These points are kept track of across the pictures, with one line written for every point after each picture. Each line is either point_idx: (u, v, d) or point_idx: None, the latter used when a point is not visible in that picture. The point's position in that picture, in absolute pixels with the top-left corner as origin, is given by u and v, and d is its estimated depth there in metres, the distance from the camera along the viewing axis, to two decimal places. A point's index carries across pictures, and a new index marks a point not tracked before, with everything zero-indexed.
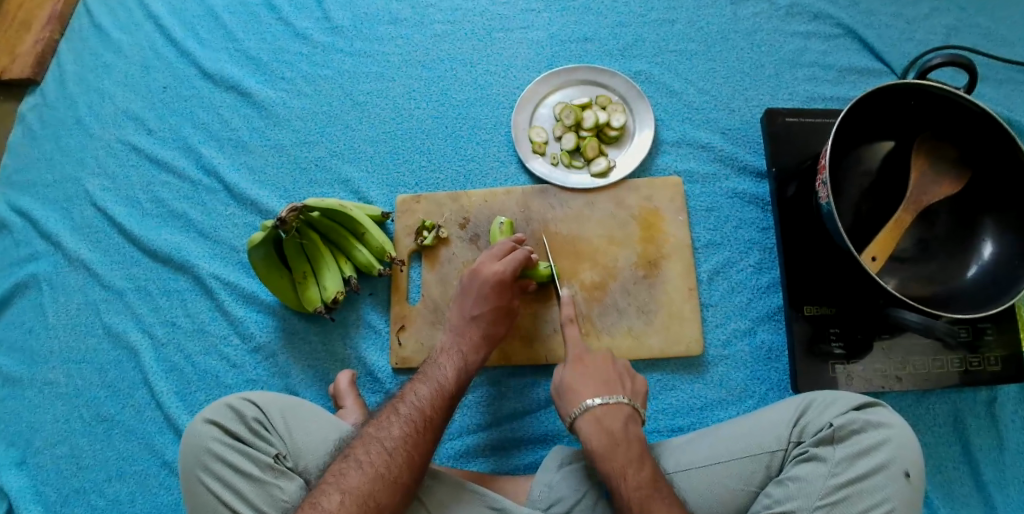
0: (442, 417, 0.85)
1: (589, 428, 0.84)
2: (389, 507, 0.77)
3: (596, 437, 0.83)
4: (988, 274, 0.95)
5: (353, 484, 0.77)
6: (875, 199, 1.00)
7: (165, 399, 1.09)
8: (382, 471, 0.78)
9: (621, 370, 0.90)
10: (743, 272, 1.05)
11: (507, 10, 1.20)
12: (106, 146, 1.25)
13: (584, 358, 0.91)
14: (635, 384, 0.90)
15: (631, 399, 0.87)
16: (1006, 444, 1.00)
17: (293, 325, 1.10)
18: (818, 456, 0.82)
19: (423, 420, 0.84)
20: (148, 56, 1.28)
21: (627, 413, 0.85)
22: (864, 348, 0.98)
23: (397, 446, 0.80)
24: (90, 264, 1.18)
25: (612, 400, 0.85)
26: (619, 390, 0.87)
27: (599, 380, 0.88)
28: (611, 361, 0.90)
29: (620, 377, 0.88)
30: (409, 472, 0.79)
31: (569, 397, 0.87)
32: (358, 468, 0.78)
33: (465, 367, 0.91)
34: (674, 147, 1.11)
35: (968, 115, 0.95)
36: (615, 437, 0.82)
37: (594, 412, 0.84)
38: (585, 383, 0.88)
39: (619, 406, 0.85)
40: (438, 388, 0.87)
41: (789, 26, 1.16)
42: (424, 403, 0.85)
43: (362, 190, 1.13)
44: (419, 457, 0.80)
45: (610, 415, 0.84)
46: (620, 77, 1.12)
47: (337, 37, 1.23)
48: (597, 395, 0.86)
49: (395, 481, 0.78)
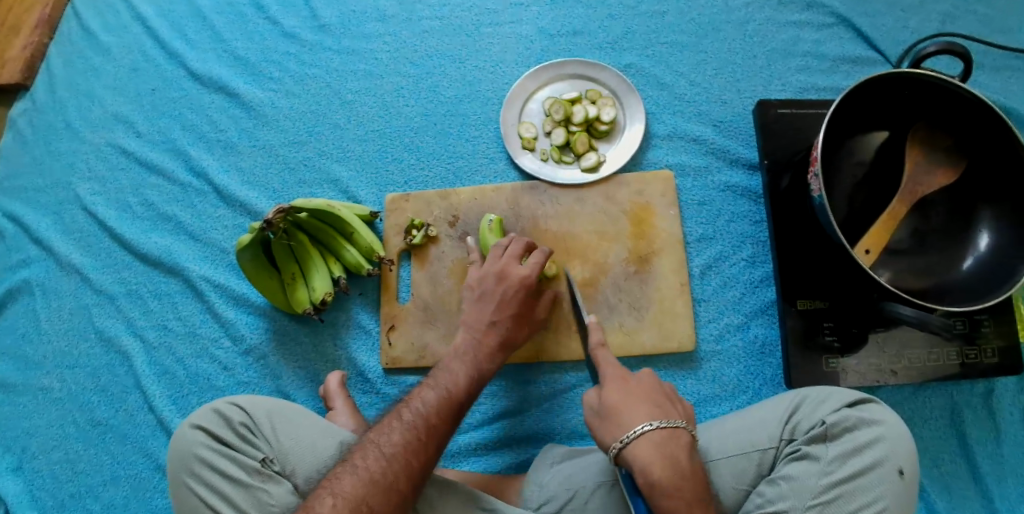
0: (446, 425, 0.83)
1: (651, 456, 0.73)
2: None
3: (659, 466, 0.73)
4: (985, 266, 0.94)
5: (347, 489, 0.75)
6: (869, 190, 0.99)
7: (158, 403, 1.09)
8: (377, 477, 0.76)
9: (668, 393, 0.82)
10: (736, 266, 1.04)
11: (495, 5, 1.19)
12: (95, 151, 1.24)
13: (627, 377, 0.82)
14: (683, 407, 0.81)
15: (686, 423, 0.78)
16: (1004, 436, 0.99)
17: (283, 326, 1.10)
18: (811, 454, 0.81)
19: (426, 426, 0.82)
20: (136, 58, 1.27)
21: (687, 442, 0.76)
22: (858, 341, 0.97)
23: (395, 451, 0.78)
24: (82, 269, 1.18)
25: (672, 426, 0.76)
26: (674, 414, 0.78)
27: (648, 400, 0.79)
28: (657, 382, 0.82)
29: (673, 401, 0.80)
30: (406, 480, 0.77)
31: (615, 421, 0.77)
32: (354, 473, 0.76)
33: (477, 374, 0.90)
34: (665, 140, 1.09)
35: (964, 104, 0.93)
36: (682, 472, 0.73)
37: (654, 440, 0.74)
38: (634, 406, 0.78)
39: (680, 434, 0.76)
40: (444, 396, 0.85)
41: (781, 16, 1.14)
42: (429, 410, 0.83)
43: (350, 189, 1.12)
44: (417, 464, 0.79)
45: (670, 443, 0.75)
46: (610, 70, 1.10)
47: (324, 35, 1.22)
48: (653, 420, 0.76)
49: (390, 488, 0.76)
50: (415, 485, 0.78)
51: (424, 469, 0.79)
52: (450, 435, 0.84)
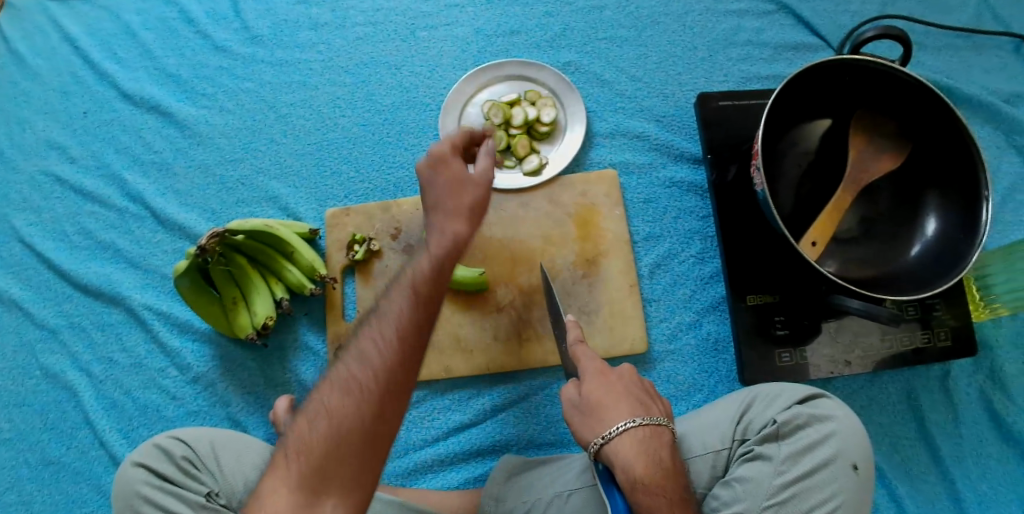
0: (412, 309, 0.67)
1: (632, 450, 0.72)
2: (349, 417, 0.62)
3: (641, 463, 0.71)
4: (932, 250, 0.93)
5: (313, 401, 0.64)
6: (814, 180, 0.97)
7: (108, 438, 1.06)
8: (340, 378, 0.64)
9: (649, 389, 0.81)
10: (685, 263, 1.02)
11: (430, 7, 1.16)
12: (29, 179, 1.19)
13: (608, 371, 0.80)
14: (662, 404, 0.80)
15: (667, 420, 0.77)
16: (962, 417, 0.98)
17: (230, 351, 1.07)
18: (763, 454, 0.78)
19: (388, 312, 0.67)
20: (66, 81, 1.23)
21: (667, 440, 0.75)
22: (810, 332, 0.95)
23: (358, 346, 0.66)
24: (22, 303, 1.13)
25: (655, 425, 0.75)
26: (654, 411, 0.77)
27: (629, 397, 0.77)
28: (635, 379, 0.81)
29: (654, 397, 0.79)
30: (370, 369, 0.64)
31: (595, 418, 0.76)
32: (324, 384, 0.66)
33: (437, 258, 0.71)
34: (608, 138, 1.07)
35: (904, 88, 0.91)
36: (664, 467, 0.72)
37: (637, 437, 0.73)
38: (617, 402, 0.77)
39: (663, 431, 0.75)
40: (411, 279, 0.69)
41: (719, 5, 1.12)
42: (390, 296, 0.69)
43: (290, 206, 1.09)
44: (380, 351, 0.65)
45: (652, 440, 0.74)
46: (548, 70, 1.08)
47: (257, 47, 1.19)
48: (635, 418, 0.75)
49: (354, 385, 0.64)
50: (386, 387, 0.64)
51: (397, 361, 0.65)
52: (428, 316, 0.67)
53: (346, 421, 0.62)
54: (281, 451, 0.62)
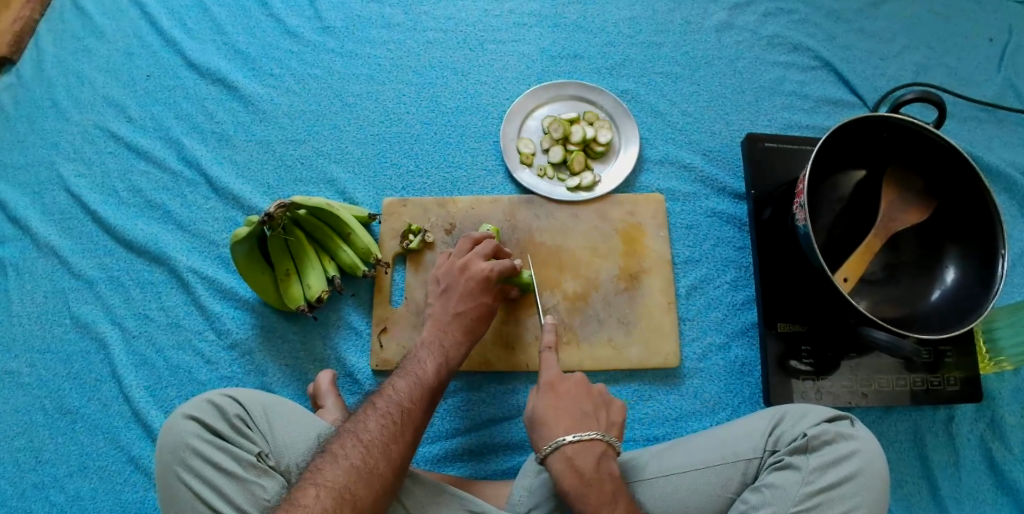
0: (422, 416, 0.83)
1: (560, 465, 0.81)
2: (365, 500, 0.73)
3: (566, 478, 0.80)
4: (949, 299, 1.00)
5: (329, 478, 0.73)
6: (847, 223, 1.05)
7: (134, 394, 1.04)
8: (357, 463, 0.75)
9: (596, 400, 0.86)
10: (720, 288, 1.08)
11: (500, 23, 1.23)
12: (82, 132, 1.20)
13: (557, 384, 0.87)
14: (608, 416, 0.86)
15: (603, 434, 0.84)
16: (962, 460, 1.04)
17: (271, 322, 1.08)
18: (792, 464, 0.83)
19: (401, 411, 0.81)
20: (132, 44, 1.25)
21: (601, 451, 0.82)
22: (832, 365, 1.02)
23: (374, 437, 0.78)
24: (60, 251, 1.12)
25: (587, 438, 0.82)
26: (593, 425, 0.84)
27: (572, 413, 0.84)
28: (586, 392, 0.87)
29: (595, 410, 0.84)
30: (385, 463, 0.76)
31: (540, 431, 0.84)
32: (333, 461, 0.75)
33: (445, 363, 0.90)
34: (657, 165, 1.14)
35: (934, 149, 1.01)
36: (589, 476, 0.80)
37: (568, 451, 0.81)
38: (558, 418, 0.84)
39: (595, 444, 0.82)
40: (421, 386, 0.85)
41: (769, 55, 1.22)
42: (402, 396, 0.83)
43: (348, 191, 1.13)
44: (394, 447, 0.78)
45: (581, 454, 0.81)
46: (608, 95, 1.15)
47: (327, 37, 1.24)
48: (571, 432, 0.82)
49: (372, 472, 0.75)
50: (394, 474, 0.77)
51: (404, 455, 0.79)
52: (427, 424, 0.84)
53: (359, 503, 0.73)
54: None
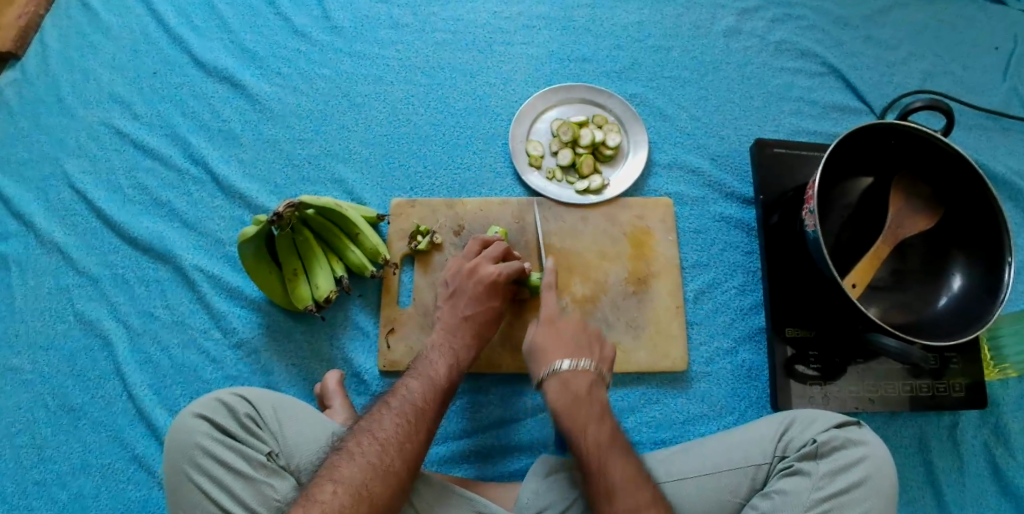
0: (435, 414, 0.86)
1: (554, 387, 0.89)
2: (381, 497, 0.76)
3: (560, 398, 0.87)
4: (956, 306, 1.01)
5: (346, 475, 0.76)
6: (854, 229, 1.05)
7: (138, 392, 1.03)
8: (373, 461, 0.78)
9: (591, 335, 0.95)
10: (727, 293, 1.08)
11: (509, 25, 1.23)
12: (88, 128, 1.19)
13: (556, 320, 0.95)
14: (601, 350, 0.94)
15: (596, 364, 0.91)
16: (966, 467, 1.05)
17: (278, 321, 1.07)
18: (802, 470, 0.84)
19: (415, 410, 0.84)
20: (139, 40, 1.24)
21: (593, 379, 0.90)
22: (839, 370, 1.02)
23: (389, 435, 0.80)
24: (64, 248, 1.11)
25: (579, 366, 0.90)
26: (586, 355, 0.91)
27: (570, 344, 0.93)
28: (580, 327, 0.95)
29: (589, 342, 0.93)
30: (400, 461, 0.79)
31: (540, 357, 0.92)
32: (349, 458, 0.78)
33: (458, 363, 0.92)
34: (666, 169, 1.14)
35: (939, 155, 1.02)
36: (580, 397, 0.87)
37: (562, 375, 0.89)
38: (556, 345, 0.92)
39: (586, 372, 0.90)
40: (434, 385, 0.88)
41: (777, 61, 1.22)
42: (416, 396, 0.86)
43: (355, 191, 1.13)
44: (408, 446, 0.81)
45: (576, 378, 0.89)
46: (616, 99, 1.16)
47: (336, 37, 1.23)
48: (566, 360, 0.90)
49: (387, 470, 0.78)
50: (408, 472, 0.79)
51: (418, 453, 0.81)
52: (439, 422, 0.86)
53: (376, 499, 0.75)
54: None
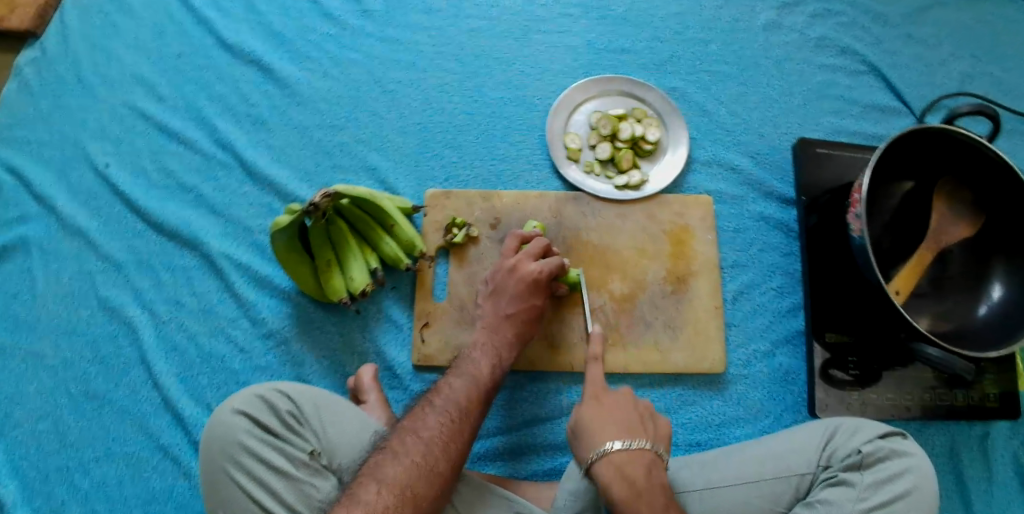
0: (479, 412, 0.84)
1: (607, 474, 0.77)
2: (426, 498, 0.74)
3: (615, 485, 0.76)
4: (997, 315, 0.98)
5: (391, 475, 0.74)
6: (894, 234, 1.04)
7: (165, 381, 1.00)
8: (418, 461, 0.76)
9: (643, 412, 0.83)
10: (765, 294, 1.07)
11: (546, 13, 1.21)
12: (111, 109, 1.15)
13: (605, 398, 0.84)
14: (656, 425, 0.82)
15: (653, 443, 0.80)
16: (996, 475, 1.02)
17: (308, 312, 1.04)
18: (847, 480, 0.83)
19: (459, 409, 0.83)
20: (163, 20, 1.21)
21: (650, 460, 0.78)
22: (875, 376, 1.01)
23: (434, 434, 0.79)
24: (87, 232, 1.08)
25: (635, 447, 0.78)
26: (642, 435, 0.79)
27: (620, 423, 0.80)
28: (632, 405, 0.83)
29: (643, 419, 0.81)
30: (445, 462, 0.77)
31: (587, 438, 0.80)
32: (392, 456, 0.76)
33: (499, 363, 0.91)
34: (705, 166, 1.13)
35: (987, 163, 0.98)
36: (639, 487, 0.75)
37: (617, 460, 0.77)
38: (605, 423, 0.80)
39: (642, 453, 0.78)
40: (478, 384, 0.87)
41: (818, 59, 1.20)
42: (460, 395, 0.84)
43: (389, 180, 1.10)
44: (454, 445, 0.79)
45: (631, 462, 0.77)
46: (657, 93, 1.14)
47: (368, 20, 1.19)
48: (617, 439, 0.78)
49: (432, 470, 0.76)
50: (451, 473, 0.77)
51: (463, 452, 0.80)
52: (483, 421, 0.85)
53: (422, 500, 0.74)
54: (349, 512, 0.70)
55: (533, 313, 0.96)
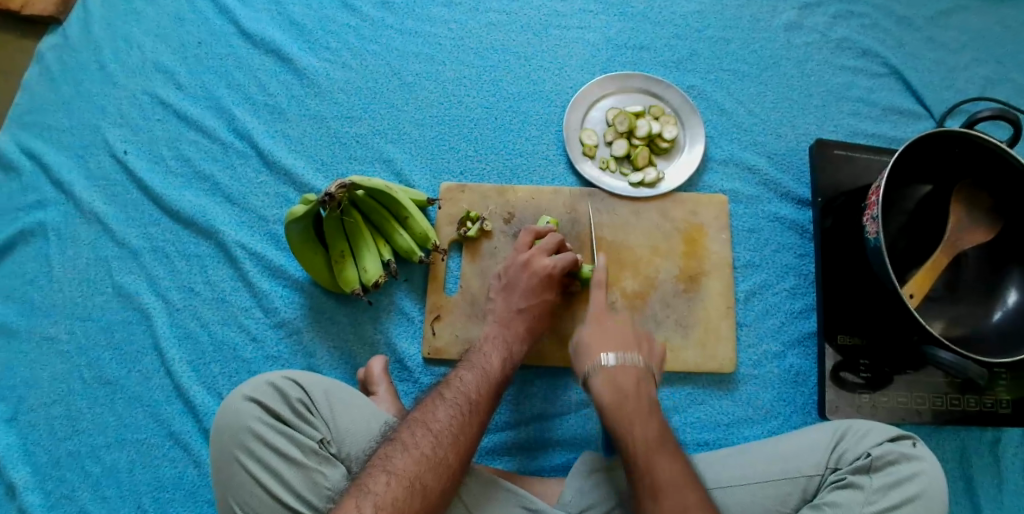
0: (489, 405, 0.85)
1: (601, 382, 0.85)
2: (435, 491, 0.75)
3: (606, 391, 0.84)
4: (1012, 321, 0.97)
5: (400, 466, 0.75)
6: (910, 239, 1.03)
7: (177, 368, 1.01)
8: (427, 453, 0.76)
9: (638, 334, 0.92)
10: (778, 295, 1.07)
11: (565, 8, 1.20)
12: (130, 96, 1.16)
13: (605, 318, 0.92)
14: (649, 347, 0.91)
15: (645, 360, 0.88)
16: (1006, 483, 1.02)
17: (321, 302, 1.05)
18: (855, 484, 0.83)
19: (469, 402, 0.83)
20: (184, 8, 1.21)
21: (640, 374, 0.86)
22: (887, 380, 1.00)
23: (444, 426, 0.79)
24: (103, 218, 1.09)
25: (628, 360, 0.86)
26: (635, 352, 0.88)
27: (617, 339, 0.89)
28: (630, 326, 0.92)
29: (639, 339, 0.89)
30: (454, 454, 0.78)
31: (586, 353, 0.89)
32: (401, 448, 0.77)
33: (510, 357, 0.91)
34: (721, 165, 1.13)
35: (1007, 169, 0.97)
36: (627, 393, 0.83)
37: (609, 370, 0.85)
38: (604, 341, 0.89)
39: (634, 367, 0.86)
40: (489, 377, 0.87)
41: (838, 59, 1.19)
42: (470, 388, 0.85)
43: (404, 172, 1.10)
44: (463, 438, 0.79)
45: (623, 373, 0.85)
46: (675, 90, 1.13)
47: (387, 12, 1.19)
48: (613, 354, 0.87)
49: (440, 462, 0.76)
50: (459, 466, 0.78)
51: (472, 446, 0.80)
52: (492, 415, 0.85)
53: (431, 493, 0.74)
54: (358, 501, 0.71)
55: (545, 308, 0.96)
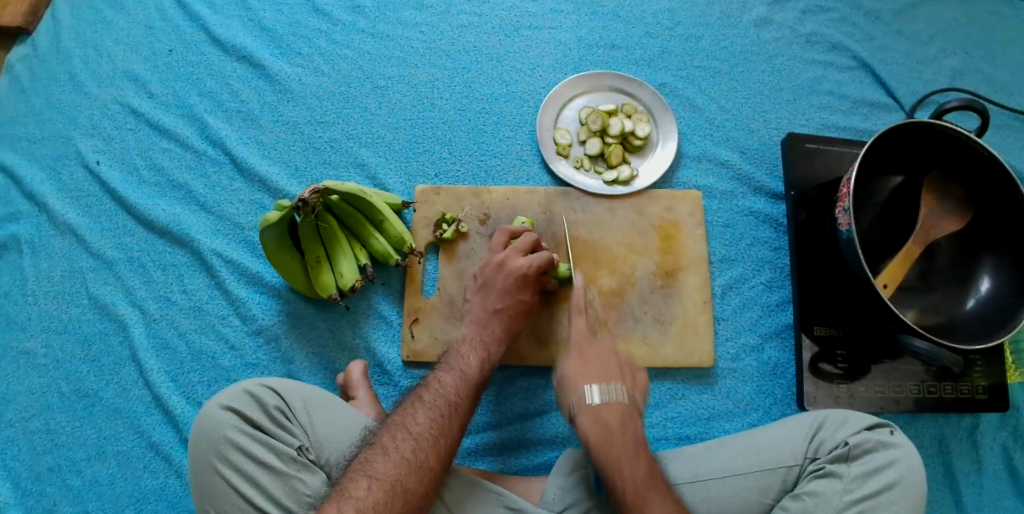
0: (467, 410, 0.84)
1: (585, 419, 0.82)
2: (416, 494, 0.75)
3: (592, 427, 0.81)
4: (986, 308, 0.98)
5: (380, 470, 0.74)
6: (883, 229, 1.04)
7: (154, 378, 1.01)
8: (408, 456, 0.76)
9: (623, 363, 0.88)
10: (755, 288, 1.07)
11: (536, 9, 1.21)
12: (101, 107, 1.16)
13: (586, 350, 0.88)
14: (633, 377, 0.87)
15: (630, 392, 0.85)
16: (986, 468, 1.02)
17: (298, 309, 1.05)
18: (834, 472, 0.83)
19: (448, 404, 0.83)
20: (154, 17, 1.21)
21: (626, 408, 0.83)
22: (864, 370, 1.01)
23: (423, 429, 0.79)
24: (77, 229, 1.09)
25: (612, 395, 0.83)
26: (618, 382, 0.85)
27: (601, 371, 0.86)
28: (613, 353, 0.88)
29: (622, 369, 0.86)
30: (434, 456, 0.77)
31: (569, 386, 0.85)
32: (380, 452, 0.76)
33: (488, 357, 0.91)
34: (695, 161, 1.13)
35: (976, 158, 0.98)
36: (613, 431, 0.81)
37: (594, 408, 0.82)
38: (586, 375, 0.85)
39: (619, 401, 0.83)
40: (468, 380, 0.87)
41: (808, 54, 1.20)
42: (449, 390, 0.84)
43: (379, 176, 1.10)
44: (444, 440, 0.79)
45: (609, 409, 0.82)
46: (647, 88, 1.14)
47: (358, 17, 1.19)
48: (597, 389, 0.83)
49: (421, 465, 0.76)
50: (440, 468, 0.78)
51: (453, 449, 0.80)
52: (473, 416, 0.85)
53: (413, 498, 0.74)
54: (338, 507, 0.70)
55: (521, 308, 0.96)
